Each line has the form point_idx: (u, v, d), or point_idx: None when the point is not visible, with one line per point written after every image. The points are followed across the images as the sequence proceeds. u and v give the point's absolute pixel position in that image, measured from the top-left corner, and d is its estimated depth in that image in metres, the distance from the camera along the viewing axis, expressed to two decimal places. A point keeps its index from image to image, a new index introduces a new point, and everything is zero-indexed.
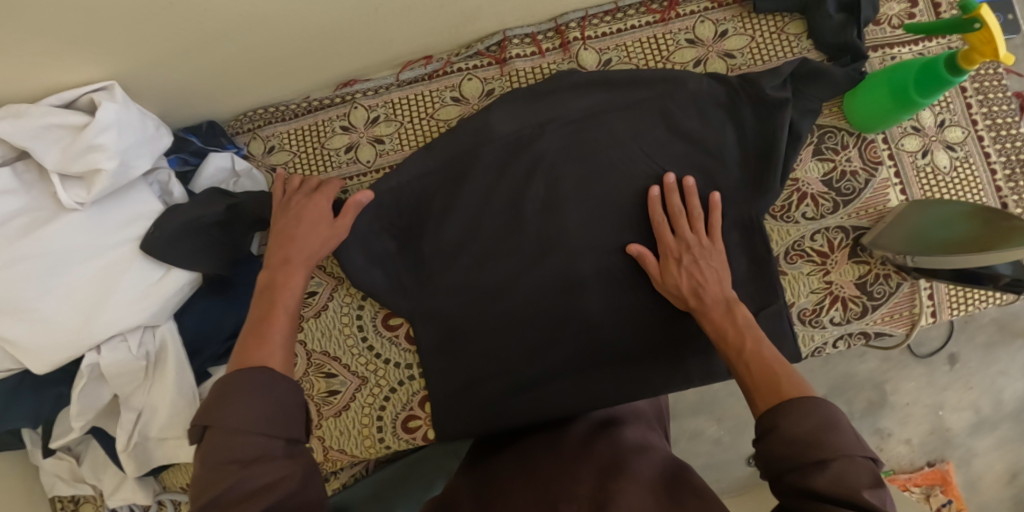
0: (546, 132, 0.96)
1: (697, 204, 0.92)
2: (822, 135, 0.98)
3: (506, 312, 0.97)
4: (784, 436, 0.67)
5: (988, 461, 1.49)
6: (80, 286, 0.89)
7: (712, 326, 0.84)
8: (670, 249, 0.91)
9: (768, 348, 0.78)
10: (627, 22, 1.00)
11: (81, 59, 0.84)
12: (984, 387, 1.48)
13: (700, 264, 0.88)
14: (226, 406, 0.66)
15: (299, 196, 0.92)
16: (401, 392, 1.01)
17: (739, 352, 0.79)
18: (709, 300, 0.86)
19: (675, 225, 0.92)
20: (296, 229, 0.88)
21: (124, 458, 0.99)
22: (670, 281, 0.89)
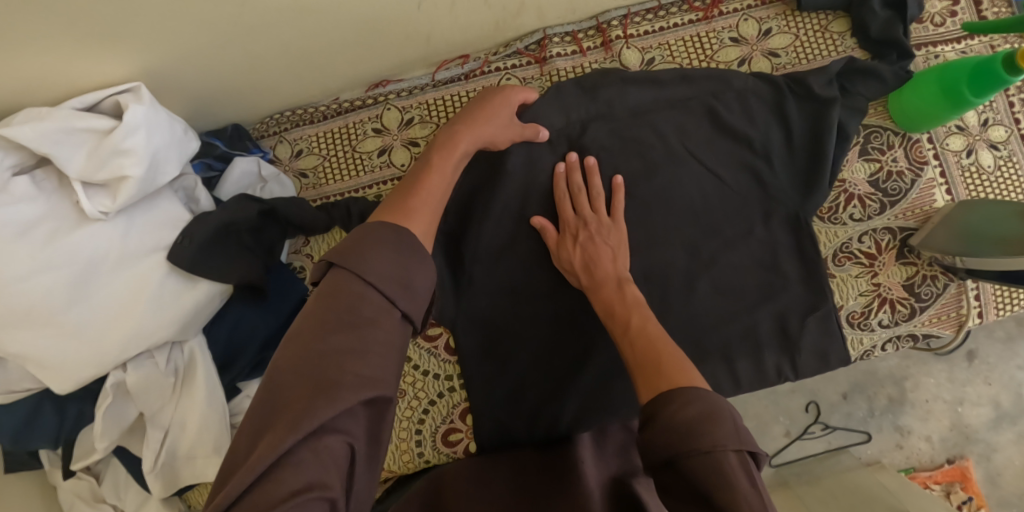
0: (590, 130, 0.93)
1: (598, 184, 0.91)
2: (868, 135, 0.97)
3: (551, 318, 0.95)
4: (658, 421, 0.61)
5: (1008, 456, 1.46)
6: (105, 299, 0.83)
7: (603, 304, 0.82)
8: (571, 224, 0.90)
9: (657, 328, 0.75)
10: (670, 20, 0.97)
11: (107, 56, 0.79)
12: (1002, 382, 1.46)
13: (595, 240, 0.88)
14: (371, 253, 0.63)
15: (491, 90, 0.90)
16: (440, 404, 0.97)
17: (625, 329, 0.76)
18: (602, 275, 0.85)
19: (581, 201, 0.91)
20: (475, 112, 0.86)
21: (150, 478, 0.94)
22: (564, 256, 0.89)
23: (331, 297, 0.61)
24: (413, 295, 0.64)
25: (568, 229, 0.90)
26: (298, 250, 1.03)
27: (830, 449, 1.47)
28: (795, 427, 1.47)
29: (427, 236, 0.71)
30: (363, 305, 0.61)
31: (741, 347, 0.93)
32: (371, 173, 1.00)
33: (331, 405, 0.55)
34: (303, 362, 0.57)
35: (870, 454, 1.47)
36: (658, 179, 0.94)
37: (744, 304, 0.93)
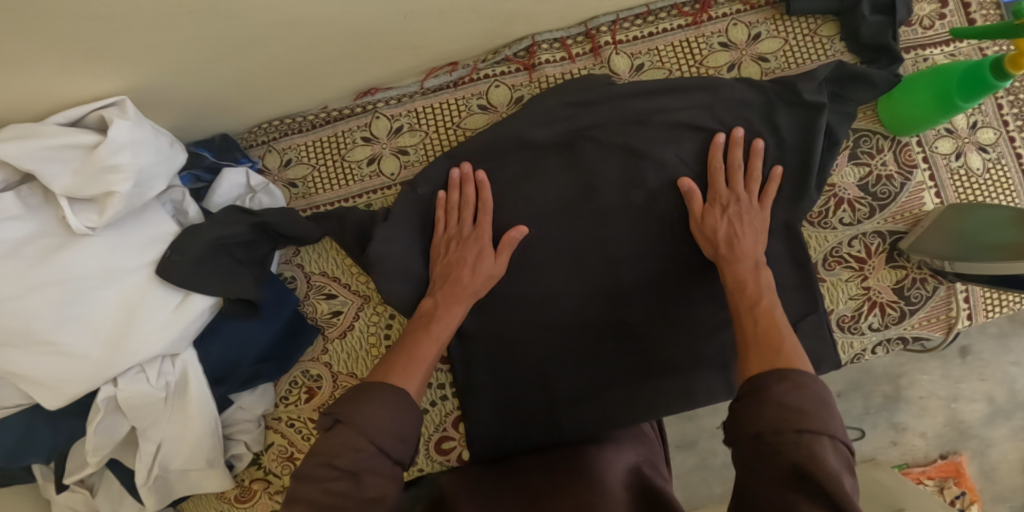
0: (582, 141, 0.94)
1: (759, 167, 0.91)
2: (857, 139, 0.97)
3: (548, 327, 0.95)
4: (760, 397, 0.65)
5: (1003, 451, 1.49)
6: (99, 315, 0.83)
7: (741, 273, 0.82)
8: (722, 197, 0.89)
9: (764, 314, 0.77)
10: (659, 25, 0.96)
11: (95, 71, 0.78)
12: (997, 378, 1.50)
13: (742, 216, 0.87)
14: (372, 409, 0.68)
15: (467, 221, 0.91)
16: (434, 413, 0.98)
17: (751, 308, 0.78)
18: (731, 250, 0.85)
19: (718, 176, 0.90)
20: (453, 268, 0.89)
21: (143, 491, 0.93)
22: (708, 222, 0.88)
23: (328, 442, 0.66)
24: (403, 443, 0.69)
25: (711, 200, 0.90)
26: (289, 261, 0.99)
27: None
28: None
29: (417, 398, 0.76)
30: (361, 449, 0.66)
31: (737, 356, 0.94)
32: (361, 182, 0.98)
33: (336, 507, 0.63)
34: (311, 486, 0.64)
35: (865, 450, 1.51)
36: (650, 186, 0.94)
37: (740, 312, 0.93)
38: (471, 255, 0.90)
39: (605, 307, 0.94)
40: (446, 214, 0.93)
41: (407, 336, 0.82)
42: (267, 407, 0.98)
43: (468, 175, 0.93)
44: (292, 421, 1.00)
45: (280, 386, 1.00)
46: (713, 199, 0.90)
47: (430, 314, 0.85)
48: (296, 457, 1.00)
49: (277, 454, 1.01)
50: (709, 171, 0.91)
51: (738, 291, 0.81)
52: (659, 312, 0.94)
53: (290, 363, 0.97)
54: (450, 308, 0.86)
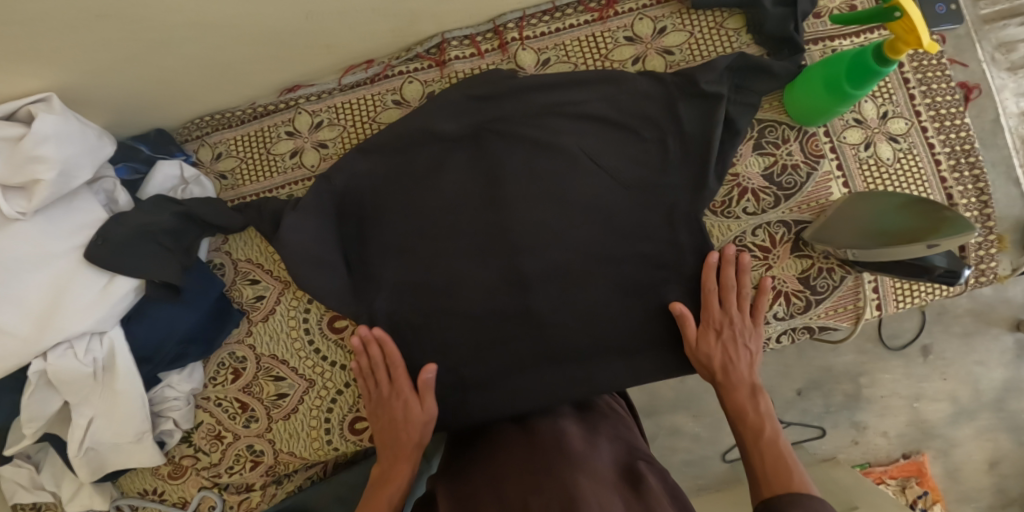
0: (488, 133, 0.98)
1: (746, 281, 0.95)
2: (762, 129, 0.98)
3: (454, 313, 0.98)
4: None
5: (968, 451, 1.56)
6: (27, 294, 0.90)
7: (744, 403, 0.90)
8: (717, 326, 0.93)
9: (767, 442, 0.85)
10: (566, 21, 1.00)
11: (17, 74, 0.84)
12: (960, 377, 1.56)
13: (734, 342, 0.93)
14: None
15: (382, 382, 0.96)
16: (348, 394, 1.02)
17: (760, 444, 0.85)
18: (727, 373, 0.92)
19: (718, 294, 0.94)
20: (390, 428, 0.94)
21: (77, 463, 1.01)
22: (703, 348, 0.92)
23: None
24: None
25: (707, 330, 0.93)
26: (217, 248, 1.05)
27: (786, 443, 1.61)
28: None
29: None
30: None
31: (640, 343, 0.97)
32: (284, 173, 1.03)
33: None
34: None
35: (826, 449, 1.58)
36: (551, 177, 0.97)
37: (641, 299, 0.97)
38: (399, 412, 0.95)
39: (509, 295, 0.98)
40: (365, 379, 0.98)
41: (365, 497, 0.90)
42: (195, 386, 1.04)
43: (375, 334, 0.97)
44: (219, 401, 1.05)
45: (209, 367, 1.05)
46: (710, 326, 0.93)
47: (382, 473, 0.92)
48: (222, 435, 1.06)
49: (205, 432, 1.06)
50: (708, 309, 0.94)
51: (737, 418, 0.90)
52: (561, 299, 0.97)
53: (215, 344, 1.03)
54: (397, 462, 0.92)
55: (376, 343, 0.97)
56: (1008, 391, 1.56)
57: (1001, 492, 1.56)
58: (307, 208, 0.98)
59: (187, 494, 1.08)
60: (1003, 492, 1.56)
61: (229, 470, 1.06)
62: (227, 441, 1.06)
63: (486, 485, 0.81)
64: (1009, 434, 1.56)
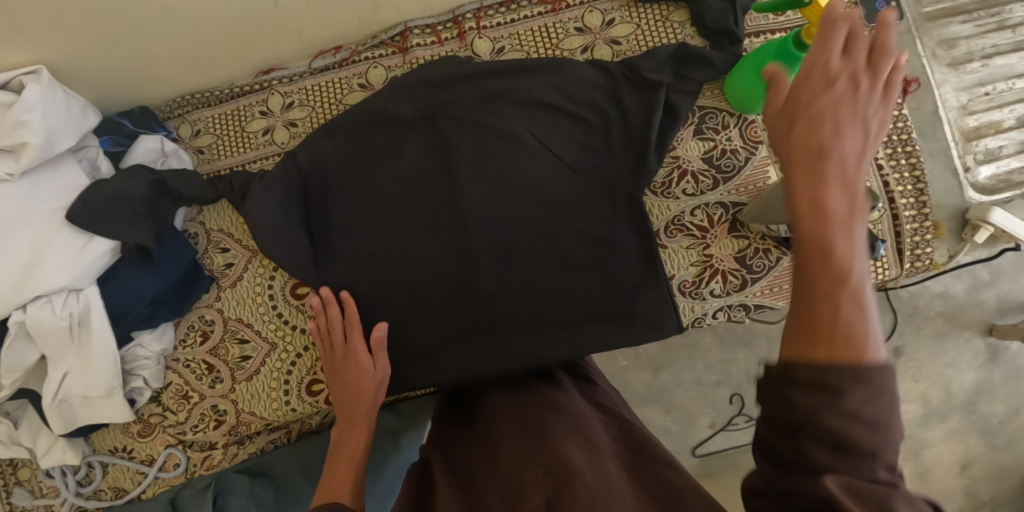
0: (441, 115, 1.04)
1: (886, 69, 0.63)
2: (703, 115, 1.03)
3: (405, 282, 1.04)
4: (828, 411, 0.52)
5: (938, 453, 1.55)
6: (11, 249, 0.98)
7: (842, 246, 0.57)
8: (814, 76, 0.63)
9: (846, 309, 0.55)
10: (520, 13, 1.07)
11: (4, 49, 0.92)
12: (933, 379, 1.55)
13: (841, 111, 0.61)
14: None
15: (337, 343, 1.01)
16: (307, 357, 1.08)
17: (833, 252, 0.56)
18: (827, 110, 0.61)
19: (813, 92, 0.62)
20: (347, 392, 0.98)
21: (50, 414, 1.07)
22: (818, 79, 0.62)
23: None
24: None
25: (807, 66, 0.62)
26: (192, 218, 1.12)
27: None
28: (719, 418, 1.65)
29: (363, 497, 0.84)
30: None
31: (580, 316, 1.01)
32: (256, 149, 1.10)
33: None
34: None
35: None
36: (498, 156, 1.04)
37: (581, 274, 1.02)
38: (351, 371, 0.99)
39: (458, 267, 1.03)
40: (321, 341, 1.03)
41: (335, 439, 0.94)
42: (165, 346, 1.10)
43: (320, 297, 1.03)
44: (188, 362, 1.12)
45: (180, 330, 1.12)
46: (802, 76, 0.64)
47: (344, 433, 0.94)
48: (190, 395, 1.12)
49: (174, 393, 1.13)
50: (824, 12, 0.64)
51: (811, 197, 0.59)
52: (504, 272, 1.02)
53: (185, 308, 1.10)
54: (355, 420, 0.95)
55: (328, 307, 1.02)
56: (980, 393, 1.55)
57: (972, 496, 1.54)
58: (268, 180, 1.05)
59: (154, 451, 1.14)
60: (975, 496, 1.54)
61: (194, 429, 1.12)
62: (193, 402, 1.12)
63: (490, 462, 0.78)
64: (979, 437, 1.55)
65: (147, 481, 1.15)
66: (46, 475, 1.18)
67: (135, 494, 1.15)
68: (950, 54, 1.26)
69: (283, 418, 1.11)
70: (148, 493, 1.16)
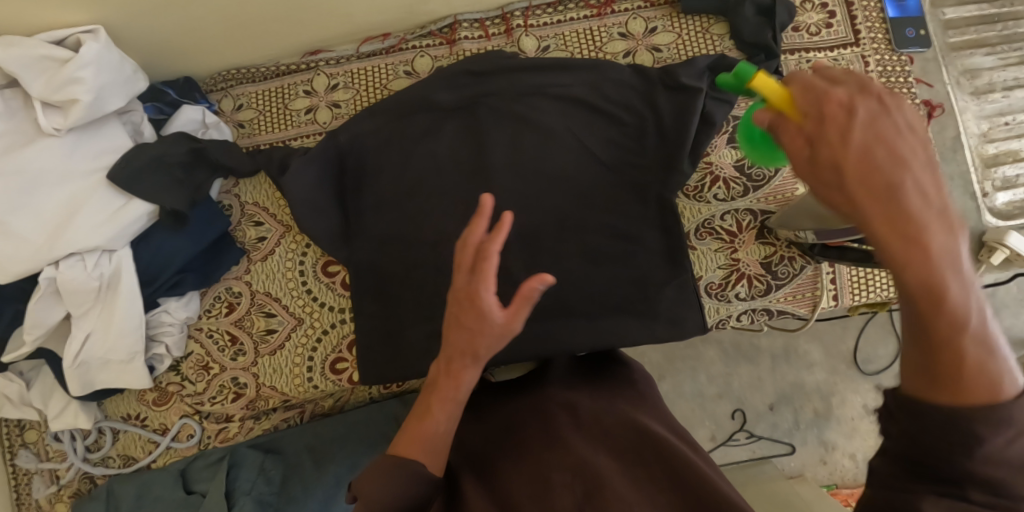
0: (483, 105, 1.06)
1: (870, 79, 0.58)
2: (737, 125, 1.06)
3: (434, 266, 1.05)
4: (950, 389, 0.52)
5: None
6: (49, 205, 0.99)
7: (924, 277, 0.52)
8: (874, 168, 0.53)
9: (952, 336, 0.52)
10: (566, 15, 1.10)
11: (58, 7, 0.93)
12: None
13: (885, 138, 0.54)
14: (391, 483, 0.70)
15: (462, 271, 0.69)
16: (333, 334, 1.09)
17: (943, 304, 0.52)
18: (873, 182, 0.53)
19: (880, 137, 0.54)
20: (459, 336, 0.72)
21: (68, 376, 1.07)
22: (821, 146, 0.55)
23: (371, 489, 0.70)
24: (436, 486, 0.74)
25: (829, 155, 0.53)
26: (228, 190, 1.13)
27: (754, 457, 1.68)
28: (720, 432, 1.69)
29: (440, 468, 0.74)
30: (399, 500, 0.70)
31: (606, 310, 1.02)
32: (298, 127, 1.12)
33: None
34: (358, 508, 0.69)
35: (794, 466, 1.68)
36: (535, 150, 1.06)
37: (606, 268, 1.04)
38: (469, 320, 0.70)
39: None
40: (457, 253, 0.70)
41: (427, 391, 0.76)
42: (190, 315, 1.11)
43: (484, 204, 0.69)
44: (211, 332, 1.13)
45: (205, 300, 1.13)
46: (807, 163, 0.56)
47: (440, 376, 0.75)
48: (210, 366, 1.12)
49: (194, 362, 1.13)
50: (830, 95, 0.56)
51: (904, 268, 0.51)
52: (534, 263, 1.03)
53: (212, 278, 1.10)
54: (456, 372, 0.73)
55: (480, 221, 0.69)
56: None
57: None
58: (304, 158, 1.05)
59: (168, 421, 1.14)
60: None
61: (211, 400, 1.13)
62: (213, 373, 1.12)
63: (520, 457, 0.78)
64: None
65: (158, 451, 1.15)
66: (54, 438, 1.17)
67: (145, 464, 1.15)
68: (972, 84, 1.31)
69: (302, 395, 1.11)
70: (159, 463, 1.16)
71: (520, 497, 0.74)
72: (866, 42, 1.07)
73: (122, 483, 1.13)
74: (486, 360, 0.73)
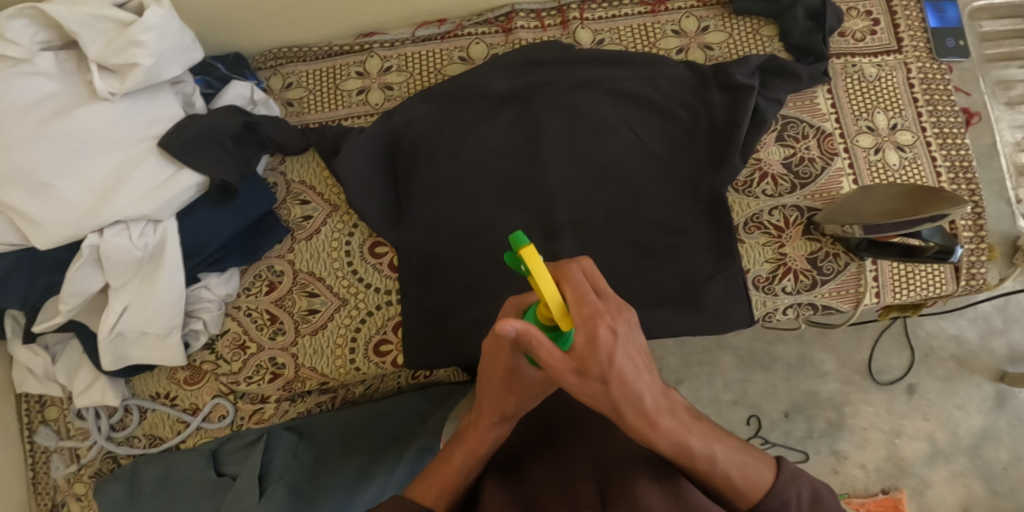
0: (539, 94, 1.07)
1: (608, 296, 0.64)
2: (785, 124, 1.08)
3: (484, 250, 1.04)
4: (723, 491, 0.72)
5: (941, 493, 1.65)
6: (97, 171, 0.97)
7: (667, 438, 0.68)
8: (586, 383, 0.63)
9: (704, 460, 0.71)
10: (621, 10, 1.13)
11: None
12: (940, 419, 1.68)
13: (605, 348, 0.61)
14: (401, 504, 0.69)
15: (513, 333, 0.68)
16: (377, 315, 1.07)
17: (692, 454, 0.70)
18: (620, 395, 0.63)
19: (626, 354, 0.62)
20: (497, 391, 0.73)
21: (102, 349, 1.04)
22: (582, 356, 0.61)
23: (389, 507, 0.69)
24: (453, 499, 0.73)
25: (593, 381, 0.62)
26: (274, 167, 1.12)
27: None
28: None
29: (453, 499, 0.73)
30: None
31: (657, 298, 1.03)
32: (349, 108, 1.11)
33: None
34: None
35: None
36: (589, 141, 1.06)
37: (655, 259, 1.04)
38: (513, 387, 0.73)
39: (541, 241, 1.04)
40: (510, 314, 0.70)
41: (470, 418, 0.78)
42: (229, 292, 1.09)
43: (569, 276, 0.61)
44: (250, 311, 1.11)
45: (246, 278, 1.11)
46: (578, 384, 0.63)
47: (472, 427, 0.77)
48: (246, 345, 1.10)
49: (230, 341, 1.11)
50: (590, 313, 0.61)
51: (648, 442, 0.68)
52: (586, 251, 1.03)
53: (256, 255, 1.08)
54: (488, 425, 0.75)
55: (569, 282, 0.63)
56: (985, 439, 1.66)
57: None
58: (358, 136, 1.04)
59: (199, 401, 1.12)
60: None
61: (247, 380, 1.10)
62: (250, 352, 1.10)
63: (557, 467, 0.79)
64: (982, 483, 1.65)
65: (188, 432, 1.13)
66: (77, 415, 1.16)
67: (172, 444, 1.13)
68: (1007, 95, 1.36)
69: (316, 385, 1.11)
70: (188, 443, 1.13)
71: (542, 494, 0.75)
72: (908, 50, 1.11)
73: (148, 463, 1.11)
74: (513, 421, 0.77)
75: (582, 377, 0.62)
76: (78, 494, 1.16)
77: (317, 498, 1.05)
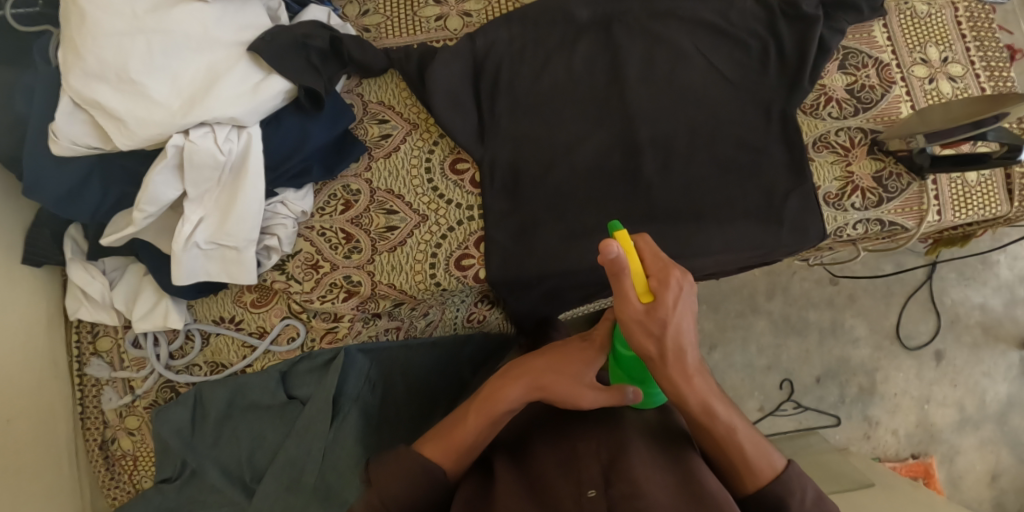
0: (619, 22, 1.11)
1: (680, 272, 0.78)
2: (846, 54, 1.14)
3: (570, 167, 1.06)
4: (733, 459, 0.77)
5: (970, 460, 1.66)
6: (188, 72, 0.96)
7: (695, 399, 0.77)
8: (650, 322, 0.74)
9: (725, 429, 0.78)
10: None
11: None
12: (968, 386, 1.69)
13: (674, 303, 0.74)
14: (404, 463, 0.80)
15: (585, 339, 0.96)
16: (459, 231, 1.07)
17: (715, 418, 0.78)
18: (671, 346, 0.75)
19: (686, 315, 0.75)
20: (548, 368, 0.92)
21: (173, 262, 1.01)
22: (659, 311, 0.74)
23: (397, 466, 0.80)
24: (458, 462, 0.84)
25: (656, 330, 0.74)
26: (351, 89, 1.14)
27: (800, 429, 1.68)
28: (768, 402, 1.69)
29: (447, 460, 0.83)
30: (416, 467, 0.80)
31: (734, 214, 1.05)
32: (428, 32, 1.15)
33: (389, 477, 0.79)
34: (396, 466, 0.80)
35: (839, 440, 1.68)
36: (666, 66, 1.10)
37: (737, 176, 1.06)
38: (567, 363, 0.92)
39: (622, 159, 1.07)
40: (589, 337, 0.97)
41: (489, 384, 0.92)
42: (304, 209, 1.07)
43: (655, 256, 0.76)
44: (323, 231, 1.08)
45: (320, 198, 1.10)
46: (641, 323, 0.74)
47: (492, 389, 0.90)
48: (320, 265, 1.07)
49: (302, 261, 1.08)
50: (663, 266, 0.76)
51: (678, 397, 0.77)
52: (662, 169, 1.06)
53: (335, 172, 1.09)
54: (512, 386, 0.89)
55: (660, 263, 0.76)
56: (1012, 407, 1.68)
57: (1001, 507, 1.64)
58: (449, 49, 1.10)
59: (268, 323, 1.10)
60: (1003, 506, 1.64)
61: (321, 299, 1.08)
62: (322, 272, 1.07)
63: (565, 448, 0.85)
64: (1011, 451, 1.66)
65: (255, 355, 1.10)
66: (133, 345, 1.14)
67: (237, 369, 1.11)
68: None
69: (384, 310, 1.12)
70: (254, 368, 1.11)
71: (545, 467, 0.83)
72: None
73: (212, 388, 1.09)
74: (538, 397, 0.89)
75: (648, 319, 0.74)
76: (129, 428, 1.13)
77: (381, 430, 1.07)
